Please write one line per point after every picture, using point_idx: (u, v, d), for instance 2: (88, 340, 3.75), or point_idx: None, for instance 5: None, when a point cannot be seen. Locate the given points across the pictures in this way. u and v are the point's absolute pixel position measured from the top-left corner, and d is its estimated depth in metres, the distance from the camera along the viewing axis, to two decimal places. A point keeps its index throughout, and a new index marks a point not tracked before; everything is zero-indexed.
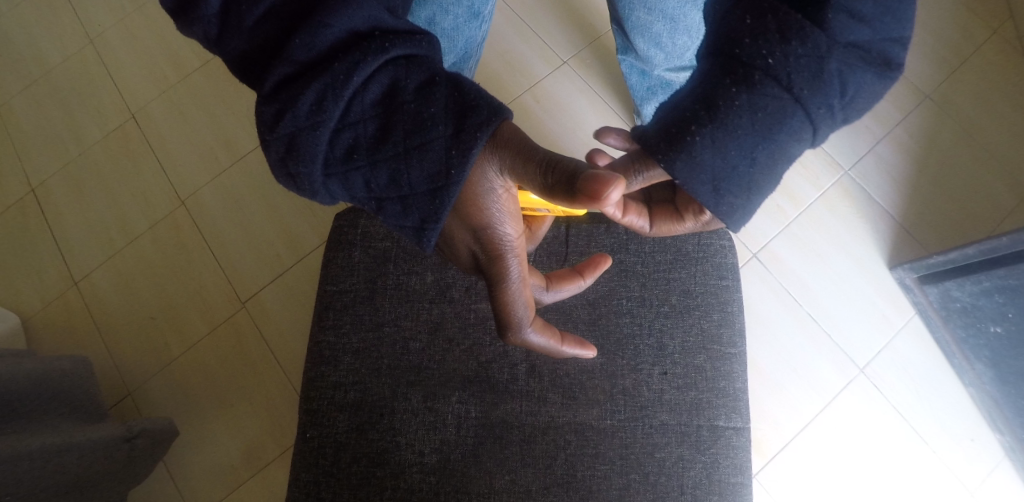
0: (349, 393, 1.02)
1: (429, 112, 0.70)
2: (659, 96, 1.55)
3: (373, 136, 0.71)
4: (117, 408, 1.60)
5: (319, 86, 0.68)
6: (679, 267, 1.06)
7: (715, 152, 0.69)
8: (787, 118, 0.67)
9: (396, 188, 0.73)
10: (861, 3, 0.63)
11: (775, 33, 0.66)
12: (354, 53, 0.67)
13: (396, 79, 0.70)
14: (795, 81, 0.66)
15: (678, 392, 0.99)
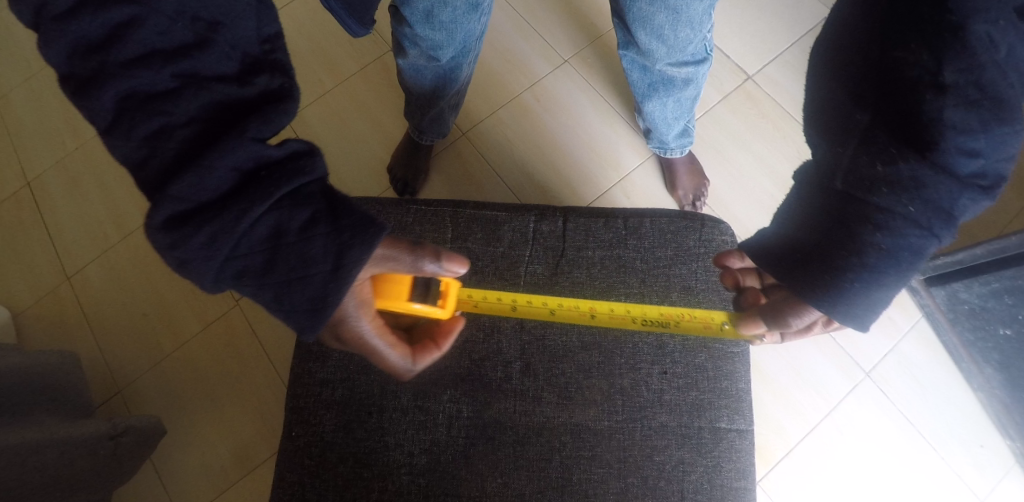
0: (337, 390, 0.98)
1: (314, 250, 0.70)
2: (660, 92, 1.50)
3: (261, 266, 0.70)
4: (105, 406, 1.55)
5: (214, 228, 0.67)
6: (680, 264, 1.03)
7: (861, 294, 0.75)
8: (911, 244, 0.72)
9: (278, 307, 0.72)
10: (968, 135, 0.68)
11: (899, 165, 0.71)
12: (251, 195, 0.67)
13: (282, 217, 0.69)
14: (921, 213, 0.71)
15: (678, 393, 0.96)
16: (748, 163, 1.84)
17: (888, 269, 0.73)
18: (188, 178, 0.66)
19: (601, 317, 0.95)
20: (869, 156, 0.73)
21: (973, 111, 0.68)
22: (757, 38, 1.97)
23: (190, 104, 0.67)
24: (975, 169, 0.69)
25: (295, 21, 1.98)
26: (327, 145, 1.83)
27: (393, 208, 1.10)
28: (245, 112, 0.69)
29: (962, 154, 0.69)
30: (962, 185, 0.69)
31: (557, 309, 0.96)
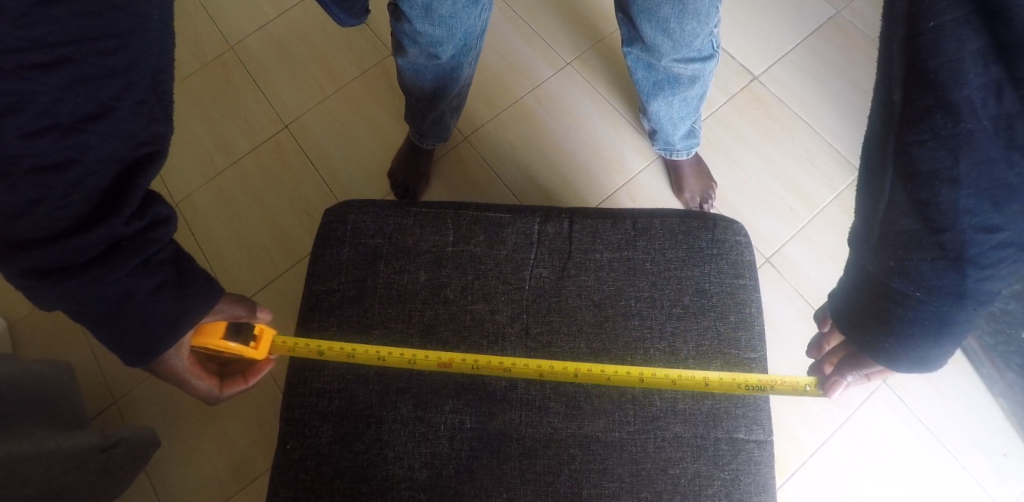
0: (334, 400, 0.94)
1: (156, 311, 0.76)
2: (666, 91, 1.47)
3: (103, 314, 0.73)
4: (99, 417, 1.49)
5: (72, 296, 0.70)
6: (691, 266, 0.98)
7: (892, 350, 0.75)
8: (942, 312, 0.69)
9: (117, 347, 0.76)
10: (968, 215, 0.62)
11: (918, 245, 0.66)
12: (112, 269, 0.70)
13: (134, 283, 0.73)
14: (946, 285, 0.67)
15: (693, 402, 0.91)
16: (756, 165, 1.80)
17: (914, 331, 0.72)
18: (56, 253, 0.68)
19: (718, 385, 0.90)
20: (889, 258, 0.70)
21: (985, 196, 0.61)
22: (762, 38, 1.93)
23: (69, 181, 0.67)
24: (998, 250, 0.64)
25: (294, 26, 1.95)
26: (326, 149, 1.79)
27: (392, 210, 1.05)
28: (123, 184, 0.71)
29: (979, 241, 0.63)
30: (981, 264, 0.65)
31: (677, 380, 0.90)
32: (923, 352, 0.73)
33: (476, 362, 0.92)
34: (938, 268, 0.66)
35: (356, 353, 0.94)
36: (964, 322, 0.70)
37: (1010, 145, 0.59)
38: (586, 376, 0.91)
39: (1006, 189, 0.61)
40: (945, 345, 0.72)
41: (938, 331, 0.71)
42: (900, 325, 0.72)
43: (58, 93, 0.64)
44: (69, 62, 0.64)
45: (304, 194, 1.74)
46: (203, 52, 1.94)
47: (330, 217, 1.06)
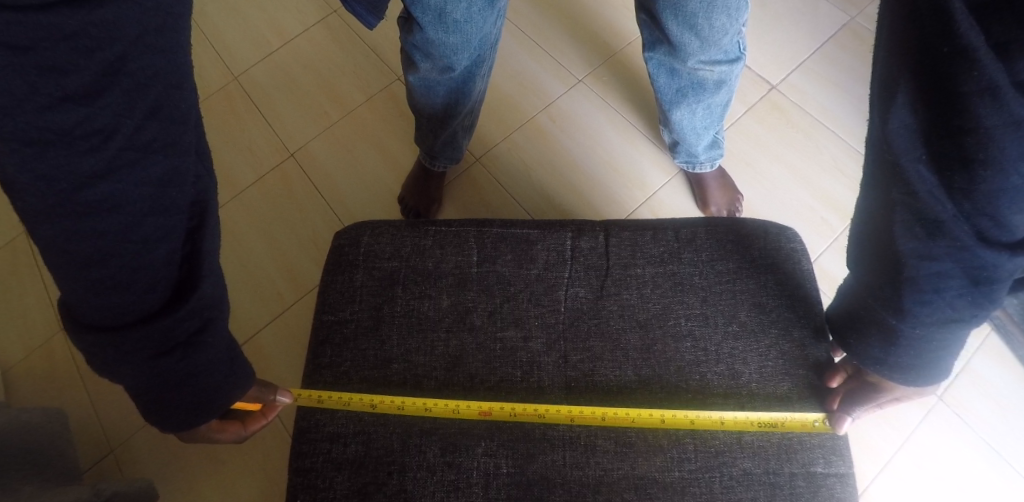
0: (350, 447, 0.83)
1: (215, 387, 0.70)
2: (689, 97, 1.37)
3: (166, 390, 0.66)
4: (93, 470, 1.37)
5: (139, 377, 0.64)
6: (744, 279, 0.89)
7: (854, 348, 0.76)
8: (898, 330, 0.68)
9: (166, 417, 0.69)
10: (903, 239, 0.63)
11: (883, 261, 0.67)
12: (205, 358, 0.67)
13: (205, 364, 0.68)
14: (901, 299, 0.66)
15: (761, 434, 0.80)
16: (781, 174, 1.66)
17: (870, 334, 0.72)
18: (154, 340, 0.63)
19: (735, 425, 0.80)
20: (872, 275, 0.69)
21: (919, 226, 0.61)
22: (777, 47, 1.81)
23: (162, 261, 0.63)
24: (936, 278, 0.62)
25: (298, 54, 1.90)
26: (332, 177, 1.71)
27: (409, 231, 0.96)
28: (196, 252, 0.67)
29: (913, 266, 0.63)
30: (921, 287, 0.64)
31: (695, 419, 0.81)
32: (878, 358, 0.73)
33: (508, 409, 0.83)
34: (887, 276, 0.67)
35: (380, 405, 0.84)
36: (916, 340, 0.68)
37: (950, 187, 0.58)
38: (602, 421, 0.81)
39: (936, 224, 0.60)
40: (903, 361, 0.70)
41: (895, 340, 0.69)
42: (861, 324, 0.73)
43: (156, 189, 0.61)
44: (166, 161, 0.62)
45: (311, 224, 1.66)
46: (206, 83, 1.87)
47: (341, 241, 0.96)
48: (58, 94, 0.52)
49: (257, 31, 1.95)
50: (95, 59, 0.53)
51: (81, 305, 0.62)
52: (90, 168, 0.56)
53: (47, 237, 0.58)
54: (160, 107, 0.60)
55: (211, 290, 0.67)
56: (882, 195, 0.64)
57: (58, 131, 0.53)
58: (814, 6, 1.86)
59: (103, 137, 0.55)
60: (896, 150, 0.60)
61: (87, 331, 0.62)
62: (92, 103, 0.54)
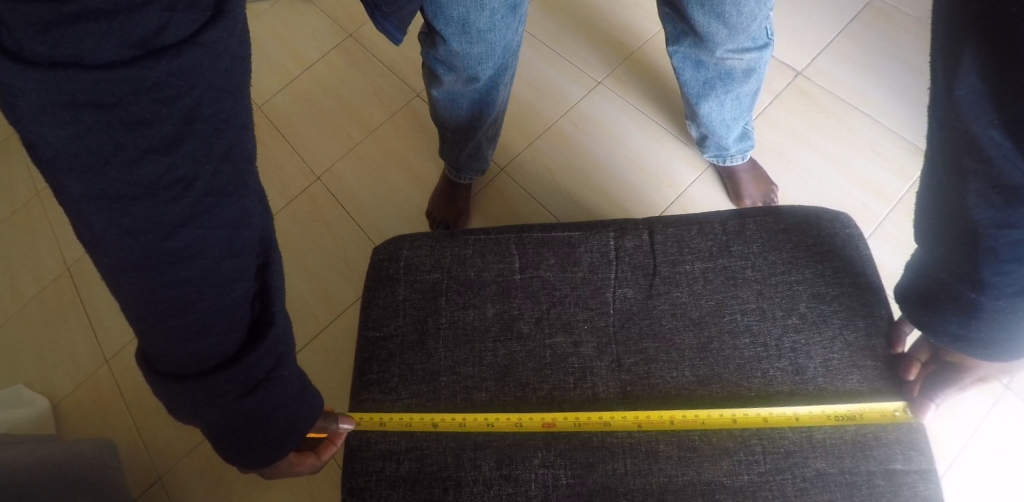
0: (403, 464, 0.81)
1: (292, 418, 0.69)
2: (718, 89, 1.34)
3: (246, 427, 0.65)
4: (142, 497, 1.38)
5: (220, 417, 0.63)
6: (800, 268, 0.86)
7: (928, 324, 0.70)
8: (975, 309, 0.64)
9: (247, 455, 0.67)
10: (977, 210, 0.60)
11: (960, 240, 0.63)
12: (285, 393, 0.66)
13: (282, 396, 0.66)
14: (978, 271, 0.62)
15: (834, 431, 0.76)
16: (814, 162, 1.61)
17: (948, 312, 0.67)
18: (240, 381, 0.62)
19: (812, 419, 0.77)
20: (947, 259, 0.65)
21: (994, 193, 0.58)
22: (799, 34, 1.77)
23: (238, 300, 0.62)
24: (1017, 247, 0.59)
25: (318, 78, 1.91)
26: (360, 197, 1.71)
27: (447, 241, 0.95)
28: (265, 289, 0.66)
29: (990, 236, 0.60)
30: (999, 256, 0.60)
31: (769, 417, 0.78)
32: (959, 335, 0.67)
33: (568, 419, 0.80)
34: (961, 249, 0.63)
35: (441, 422, 0.82)
36: (1000, 313, 0.63)
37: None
38: (669, 425, 0.78)
39: (1013, 190, 0.57)
40: (986, 336, 0.65)
41: (971, 313, 0.65)
42: (935, 300, 0.68)
43: (230, 231, 0.59)
44: (237, 205, 0.59)
45: (343, 244, 1.66)
46: None
47: (380, 256, 0.95)
48: (144, 145, 0.51)
49: (277, 60, 1.97)
50: (175, 107, 0.52)
51: (165, 355, 0.60)
52: (175, 217, 0.54)
53: (120, 288, 0.57)
54: (232, 149, 0.57)
55: (282, 325, 0.67)
56: (951, 167, 0.62)
57: (144, 184, 0.52)
58: None
59: (183, 186, 0.54)
60: (963, 115, 0.58)
61: (173, 380, 0.60)
62: (173, 151, 0.52)
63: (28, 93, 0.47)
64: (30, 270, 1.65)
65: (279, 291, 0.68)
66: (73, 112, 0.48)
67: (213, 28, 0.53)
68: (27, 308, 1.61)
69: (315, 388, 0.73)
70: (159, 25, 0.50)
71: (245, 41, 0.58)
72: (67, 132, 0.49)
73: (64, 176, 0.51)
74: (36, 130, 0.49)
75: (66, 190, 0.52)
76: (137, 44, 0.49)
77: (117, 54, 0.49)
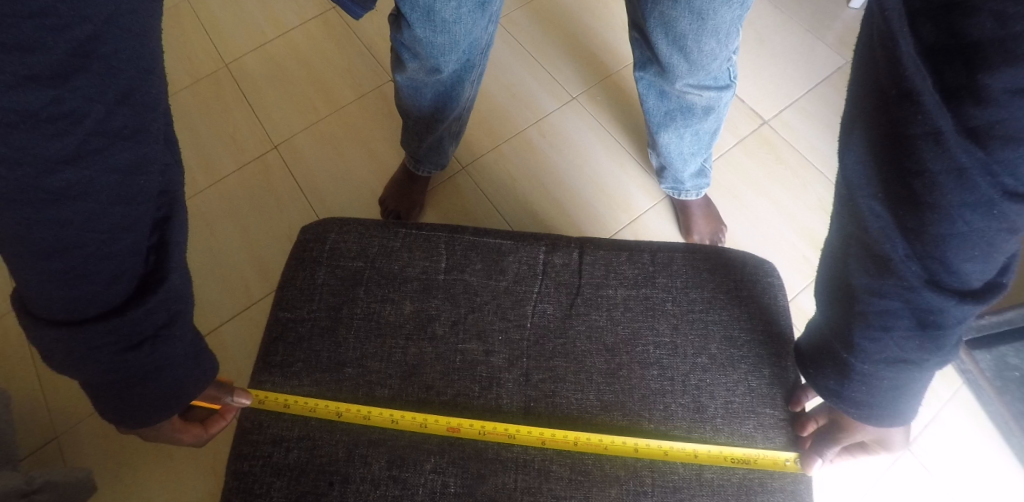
0: (291, 451, 0.78)
1: (179, 381, 0.67)
2: (677, 121, 1.35)
3: (126, 383, 0.62)
4: (31, 457, 1.29)
5: (95, 371, 0.60)
6: (717, 309, 0.87)
7: (812, 378, 0.71)
8: (849, 372, 0.66)
9: (126, 411, 0.64)
10: (855, 275, 0.61)
11: (842, 302, 0.64)
12: (173, 352, 0.64)
13: (169, 356, 0.64)
14: (853, 334, 0.64)
15: (722, 472, 0.77)
16: (765, 210, 1.64)
17: (828, 369, 0.69)
18: (120, 335, 0.60)
19: (709, 457, 0.78)
20: (834, 318, 0.66)
21: (869, 262, 0.60)
22: (772, 85, 1.81)
23: (127, 251, 0.60)
24: (885, 316, 0.60)
25: (292, 47, 1.86)
26: (314, 171, 1.68)
27: (378, 231, 0.93)
28: (162, 243, 0.64)
29: (863, 300, 0.61)
30: (870, 323, 0.61)
31: (669, 449, 0.78)
32: (834, 391, 0.69)
33: (473, 427, 0.79)
34: (842, 310, 0.65)
35: (346, 413, 0.80)
36: (869, 377, 0.64)
37: (901, 225, 0.56)
38: (574, 446, 0.78)
39: (884, 262, 0.58)
40: (857, 396, 0.67)
41: (846, 375, 0.66)
42: (821, 357, 0.70)
43: (125, 177, 0.57)
44: (135, 148, 0.58)
45: (286, 218, 1.61)
46: (196, 67, 1.83)
47: (307, 236, 0.93)
48: (23, 73, 0.48)
49: (251, 20, 1.91)
50: (64, 37, 0.49)
51: (41, 300, 0.57)
52: (58, 152, 0.52)
53: (0, 223, 0.54)
54: (131, 91, 0.56)
55: (178, 282, 0.65)
56: (841, 230, 0.63)
57: (24, 111, 0.49)
58: (811, 46, 1.87)
59: (71, 122, 0.51)
60: (852, 187, 0.59)
61: (46, 326, 0.58)
62: (60, 84, 0.50)
63: None
64: None
65: (179, 247, 0.66)
66: None
67: None
68: None
69: (213, 355, 0.71)
70: None
71: None
72: None
73: None
74: None
75: None
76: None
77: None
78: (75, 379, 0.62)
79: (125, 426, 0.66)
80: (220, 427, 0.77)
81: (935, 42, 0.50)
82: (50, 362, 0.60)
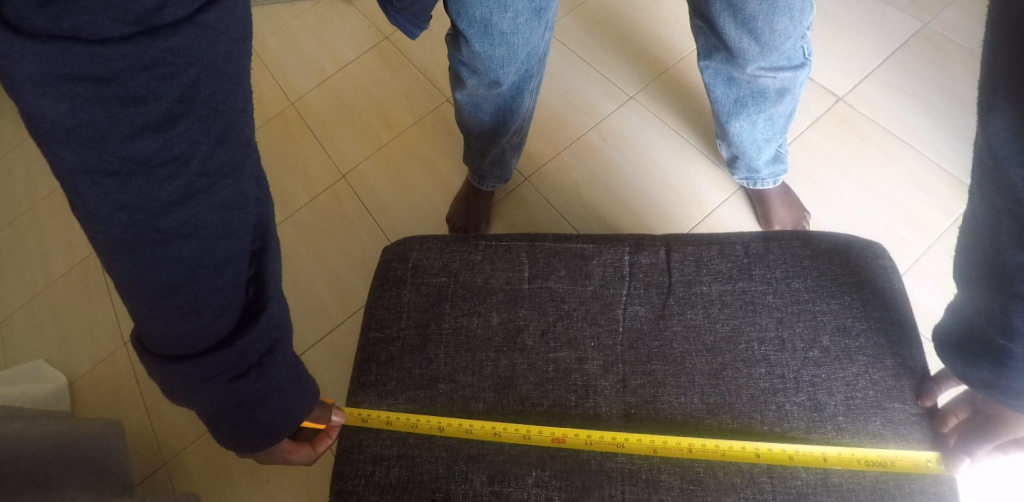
0: (393, 470, 0.78)
1: (286, 405, 0.68)
2: (749, 108, 1.29)
3: (239, 409, 0.64)
4: (145, 483, 1.36)
5: (212, 400, 0.62)
6: (825, 299, 0.81)
7: (960, 371, 0.68)
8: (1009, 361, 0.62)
9: (241, 435, 0.66)
10: (1008, 252, 0.59)
11: (997, 286, 0.61)
12: (278, 379, 0.66)
13: (274, 380, 0.65)
14: (1013, 317, 0.60)
15: (851, 475, 0.72)
16: (851, 191, 1.53)
17: (978, 358, 0.65)
18: (232, 364, 0.61)
19: (840, 461, 0.72)
20: (982, 303, 0.64)
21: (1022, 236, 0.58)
22: (844, 58, 1.70)
23: (231, 283, 0.61)
24: None
25: (351, 79, 1.92)
26: (383, 196, 1.70)
27: (457, 245, 0.92)
28: (260, 273, 0.65)
29: (1018, 280, 0.59)
30: None
31: (796, 454, 0.73)
32: (987, 381, 0.65)
33: (579, 437, 0.77)
34: (993, 293, 0.62)
35: (447, 427, 0.79)
36: None
37: None
38: (688, 453, 0.74)
39: None
40: (1016, 385, 0.63)
41: (1004, 362, 0.63)
42: (968, 345, 0.66)
43: (226, 213, 0.58)
44: (234, 185, 0.58)
45: (360, 244, 1.64)
46: (264, 108, 1.90)
47: (389, 255, 0.93)
48: (139, 122, 0.50)
49: (312, 58, 1.98)
50: (173, 85, 0.51)
51: (156, 336, 0.59)
52: (167, 195, 0.53)
53: (124, 268, 0.56)
54: (230, 130, 0.57)
55: (278, 312, 0.66)
56: (985, 209, 0.62)
57: (139, 160, 0.51)
58: (882, 14, 1.75)
59: (179, 164, 0.53)
60: (998, 158, 0.59)
61: (164, 361, 0.60)
62: (169, 130, 0.52)
63: (27, 65, 0.46)
64: (60, 248, 1.68)
65: (276, 277, 0.67)
66: (69, 86, 0.48)
67: (211, 9, 0.52)
68: (54, 286, 1.63)
69: (312, 377, 0.73)
70: (157, 3, 0.49)
71: (245, 23, 0.57)
72: (64, 106, 0.48)
73: (60, 149, 0.50)
74: (34, 102, 0.48)
75: (62, 164, 0.51)
76: (135, 21, 0.48)
77: (115, 31, 0.48)
78: (193, 409, 0.64)
79: (240, 448, 0.68)
80: (326, 445, 0.80)
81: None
82: (169, 394, 0.62)
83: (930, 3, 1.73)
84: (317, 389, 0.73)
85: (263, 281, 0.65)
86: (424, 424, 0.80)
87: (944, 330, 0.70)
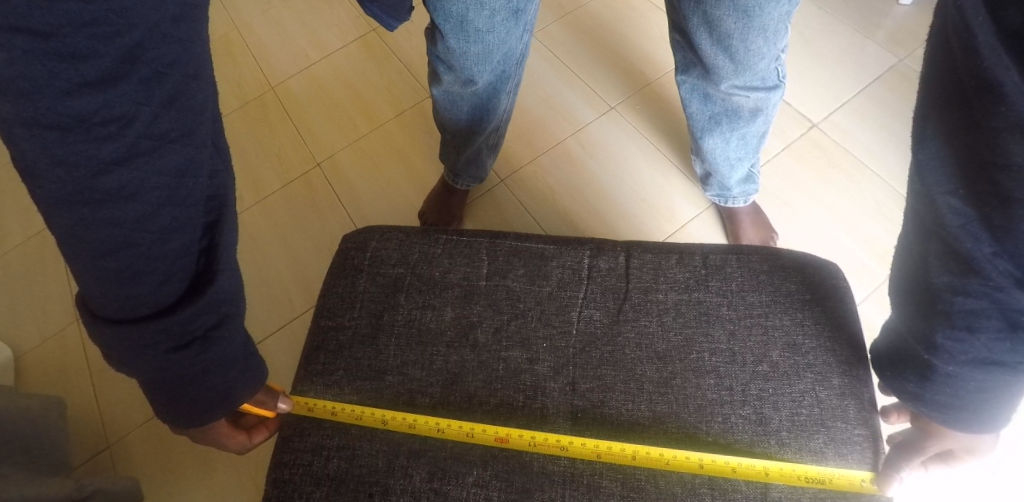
0: (332, 461, 0.76)
1: (226, 382, 0.65)
2: (723, 125, 1.29)
3: (176, 380, 0.61)
4: (85, 466, 1.31)
5: (149, 370, 0.60)
6: (778, 314, 0.82)
7: (889, 380, 0.69)
8: (931, 373, 0.64)
9: (177, 408, 0.63)
10: (936, 273, 0.61)
11: (923, 305, 0.64)
12: (223, 354, 0.63)
13: (215, 355, 0.62)
14: (935, 334, 0.62)
15: (791, 490, 0.72)
16: (819, 216, 1.55)
17: (907, 370, 0.66)
18: (172, 334, 0.59)
19: (780, 475, 0.72)
20: (913, 327, 0.65)
21: (951, 259, 0.60)
22: (821, 86, 1.73)
23: (178, 252, 0.59)
24: (969, 317, 0.59)
25: (334, 67, 1.89)
26: (355, 187, 1.68)
27: (418, 237, 0.91)
28: (213, 246, 0.63)
29: (947, 300, 0.61)
30: (952, 322, 0.60)
31: (737, 467, 0.73)
32: (914, 394, 0.66)
33: (523, 438, 0.76)
34: (922, 310, 0.64)
35: (392, 421, 0.78)
36: (954, 378, 0.62)
37: (990, 225, 0.56)
38: (631, 460, 0.74)
39: (968, 261, 0.58)
40: (940, 399, 0.64)
41: (926, 375, 0.64)
42: (899, 360, 0.68)
43: (173, 179, 0.57)
44: (183, 151, 0.57)
45: (329, 232, 1.62)
46: (243, 91, 1.87)
47: (348, 244, 0.92)
48: (78, 79, 0.49)
49: (296, 42, 1.95)
50: (114, 45, 0.49)
51: (97, 299, 0.57)
52: (106, 156, 0.52)
53: (65, 228, 0.54)
54: (178, 95, 0.56)
55: (232, 284, 0.63)
56: (920, 229, 0.63)
57: (77, 117, 0.50)
58: (861, 46, 1.78)
59: (121, 125, 0.52)
60: (928, 184, 0.61)
61: (100, 328, 0.58)
62: (110, 89, 0.50)
63: None
64: (19, 217, 1.62)
65: (230, 250, 0.64)
66: (7, 36, 0.46)
67: None
68: (11, 254, 1.57)
69: (263, 359, 0.69)
70: None
71: None
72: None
73: None
74: None
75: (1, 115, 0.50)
76: None
77: None
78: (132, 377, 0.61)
79: (173, 421, 0.64)
80: (261, 438, 0.77)
81: (1020, 28, 0.50)
82: (109, 362, 0.60)
83: (906, 39, 1.77)
84: (264, 374, 0.70)
85: (217, 254, 0.62)
86: (368, 414, 0.78)
87: (887, 344, 0.70)
